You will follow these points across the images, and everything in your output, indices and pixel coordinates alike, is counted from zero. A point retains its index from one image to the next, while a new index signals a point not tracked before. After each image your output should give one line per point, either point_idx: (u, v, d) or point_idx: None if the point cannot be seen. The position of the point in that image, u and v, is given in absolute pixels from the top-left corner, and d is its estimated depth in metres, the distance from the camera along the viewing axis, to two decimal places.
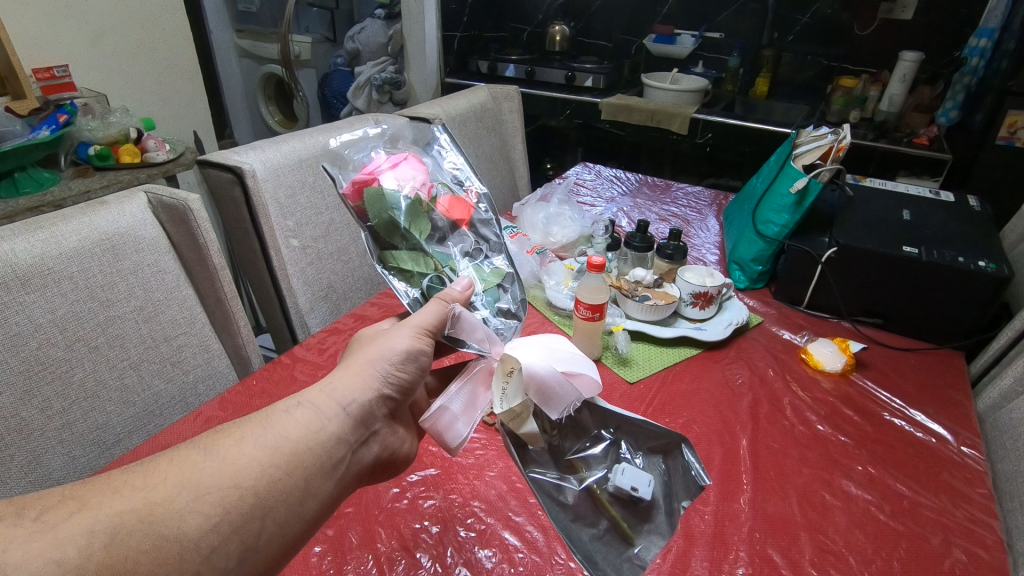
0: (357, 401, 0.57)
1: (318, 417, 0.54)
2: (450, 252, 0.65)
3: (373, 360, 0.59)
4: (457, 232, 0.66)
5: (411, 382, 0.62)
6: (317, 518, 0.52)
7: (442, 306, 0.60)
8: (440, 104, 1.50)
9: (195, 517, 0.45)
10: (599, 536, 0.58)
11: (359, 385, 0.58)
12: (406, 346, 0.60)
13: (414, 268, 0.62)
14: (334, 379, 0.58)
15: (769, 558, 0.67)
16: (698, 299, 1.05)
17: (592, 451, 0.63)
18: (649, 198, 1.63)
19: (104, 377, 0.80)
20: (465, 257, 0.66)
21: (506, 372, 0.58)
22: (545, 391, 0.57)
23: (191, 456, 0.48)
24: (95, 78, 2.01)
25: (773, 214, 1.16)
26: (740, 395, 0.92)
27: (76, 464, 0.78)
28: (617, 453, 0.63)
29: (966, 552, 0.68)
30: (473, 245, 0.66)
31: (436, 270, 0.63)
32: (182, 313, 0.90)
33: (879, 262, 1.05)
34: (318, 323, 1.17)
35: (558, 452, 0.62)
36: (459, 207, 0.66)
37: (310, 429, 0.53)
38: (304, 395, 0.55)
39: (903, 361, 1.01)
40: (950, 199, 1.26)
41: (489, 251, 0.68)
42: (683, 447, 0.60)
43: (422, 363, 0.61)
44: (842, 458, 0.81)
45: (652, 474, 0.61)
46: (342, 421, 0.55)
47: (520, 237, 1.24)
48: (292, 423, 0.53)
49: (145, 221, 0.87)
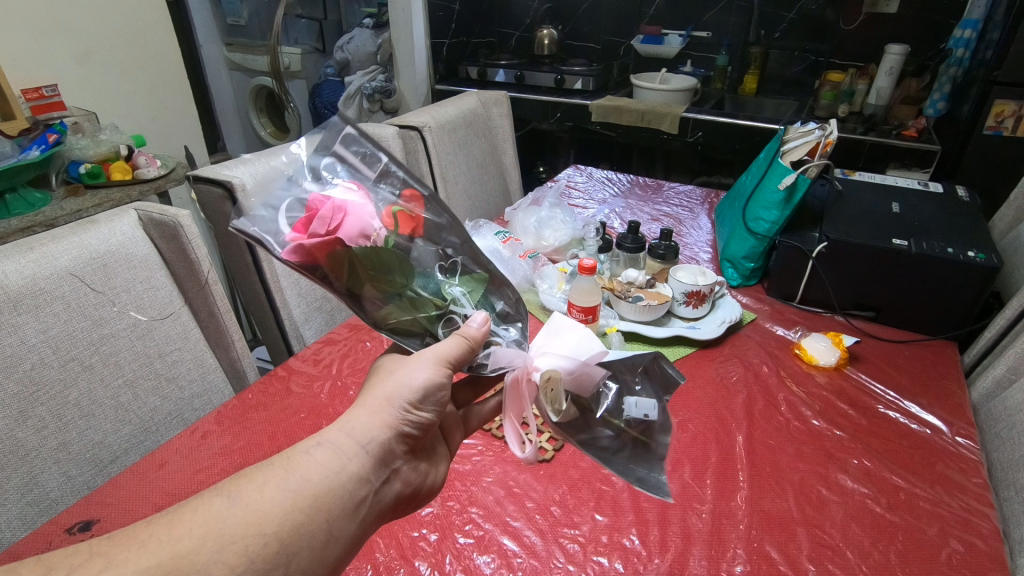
0: (376, 440, 0.55)
1: (338, 456, 0.53)
2: (434, 276, 0.57)
3: (390, 399, 0.57)
4: (418, 248, 0.56)
5: (432, 421, 0.59)
6: (342, 558, 0.52)
7: (463, 342, 0.56)
8: (429, 111, 1.51)
9: (219, 567, 0.44)
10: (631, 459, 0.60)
11: (377, 423, 0.56)
12: (424, 381, 0.56)
13: (414, 317, 0.57)
14: (352, 416, 0.56)
15: (766, 554, 0.67)
16: (691, 298, 1.06)
17: (608, 400, 0.62)
18: (641, 198, 1.64)
19: (98, 396, 0.80)
20: (444, 274, 0.58)
21: (546, 376, 0.60)
22: (579, 379, 0.61)
23: (213, 506, 0.48)
24: (86, 95, 2.02)
25: (763, 211, 1.17)
26: (735, 392, 0.93)
27: (74, 485, 0.78)
28: (622, 390, 0.63)
29: (962, 542, 0.68)
30: (443, 258, 0.58)
31: (439, 311, 0.58)
32: (178, 331, 0.91)
33: (868, 255, 1.06)
34: (313, 334, 1.18)
35: (588, 413, 0.62)
36: (407, 222, 0.55)
37: (332, 470, 0.52)
38: (323, 434, 0.55)
39: (897, 354, 1.02)
40: (938, 190, 1.27)
41: (458, 255, 0.58)
42: (660, 359, 0.65)
43: (442, 400, 0.59)
44: (837, 453, 0.81)
45: (651, 392, 0.63)
46: (362, 460, 0.54)
47: (511, 240, 1.25)
48: (314, 464, 0.52)
49: (136, 239, 0.87)
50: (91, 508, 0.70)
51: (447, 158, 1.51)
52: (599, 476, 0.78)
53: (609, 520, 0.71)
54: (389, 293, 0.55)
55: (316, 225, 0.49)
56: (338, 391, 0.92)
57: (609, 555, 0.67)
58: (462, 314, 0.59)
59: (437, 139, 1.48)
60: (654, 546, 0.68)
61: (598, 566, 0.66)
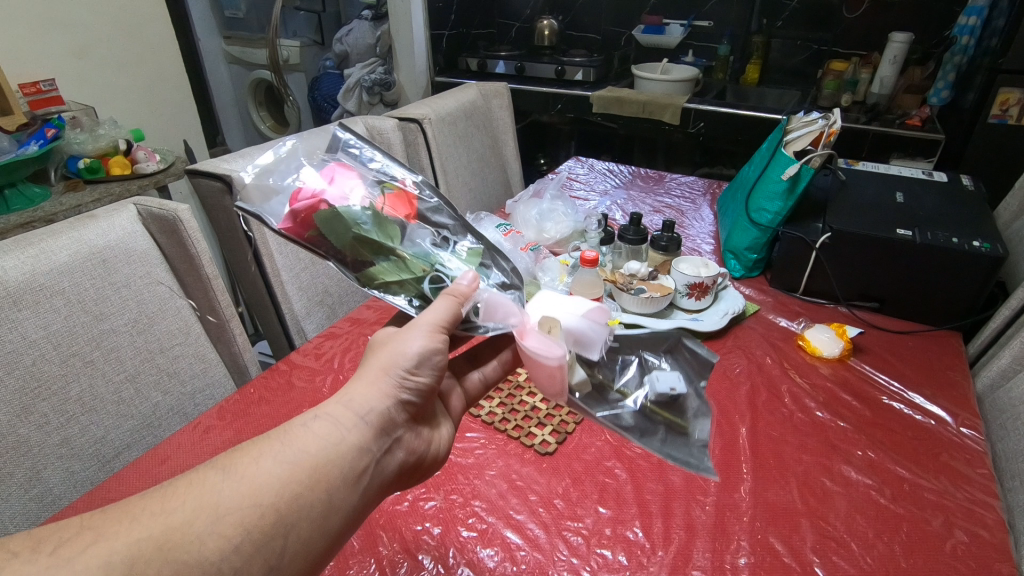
0: (374, 410, 0.55)
1: (336, 427, 0.53)
2: (424, 246, 0.57)
3: (387, 367, 0.56)
4: (410, 224, 0.57)
5: (432, 386, 0.58)
6: (342, 529, 0.51)
7: (454, 303, 0.55)
8: (429, 103, 1.49)
9: (213, 540, 0.44)
10: (665, 440, 0.60)
11: (375, 392, 0.55)
12: (420, 349, 0.55)
13: (403, 277, 0.56)
14: (351, 389, 0.56)
15: (771, 547, 0.67)
16: (694, 289, 1.05)
17: (625, 376, 0.64)
18: (642, 190, 1.63)
19: (100, 392, 0.80)
20: (436, 248, 0.58)
21: (545, 325, 0.58)
22: (582, 340, 0.59)
23: (207, 478, 0.47)
24: (84, 91, 2.01)
25: (766, 202, 1.15)
26: (738, 383, 0.92)
27: (76, 480, 0.78)
28: (643, 369, 0.65)
29: (967, 533, 0.68)
30: (435, 234, 0.58)
31: (426, 273, 0.57)
32: (177, 324, 0.90)
33: (872, 246, 1.05)
34: (314, 329, 1.17)
35: (604, 388, 0.62)
36: (403, 202, 0.57)
37: (330, 441, 0.52)
38: (321, 407, 0.54)
39: (901, 345, 1.01)
40: (942, 179, 1.26)
41: (452, 236, 0.60)
42: (684, 340, 0.74)
43: (440, 366, 0.57)
44: (842, 444, 0.81)
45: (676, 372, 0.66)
46: (361, 431, 0.54)
47: (512, 233, 1.23)
48: (311, 436, 0.52)
49: (135, 234, 0.87)
50: (95, 503, 0.71)
51: (447, 150, 1.50)
52: (601, 469, 0.77)
53: (612, 513, 0.71)
54: (377, 252, 0.54)
55: (303, 191, 0.52)
56: (340, 385, 0.92)
57: (612, 548, 0.67)
58: (450, 276, 0.57)
59: (437, 131, 1.47)
60: (658, 538, 0.68)
61: (601, 559, 0.66)
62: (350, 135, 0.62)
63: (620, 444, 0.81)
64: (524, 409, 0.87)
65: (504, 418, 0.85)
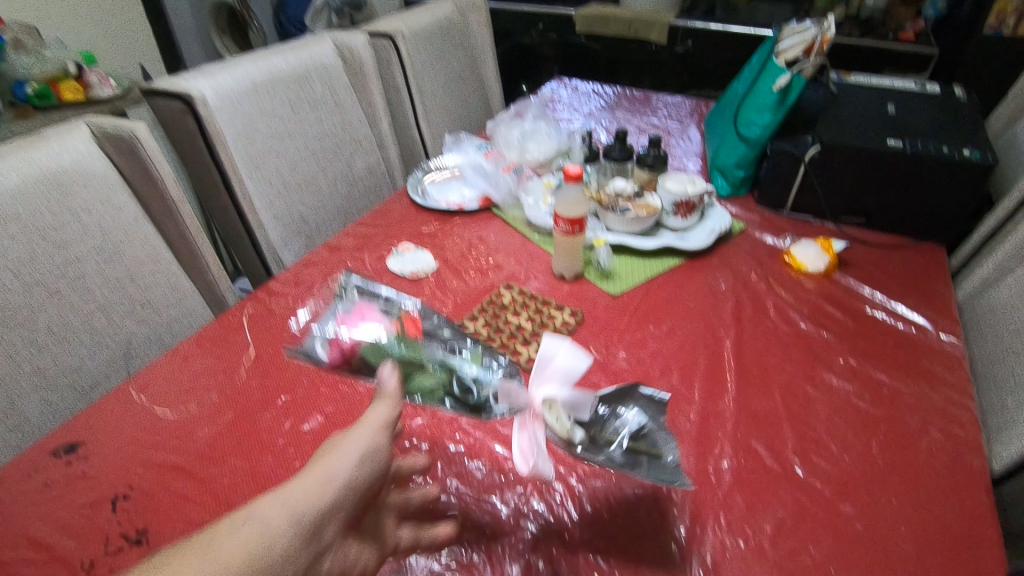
0: (313, 515, 0.42)
1: (267, 535, 0.39)
2: (440, 355, 0.66)
3: (325, 478, 0.44)
4: (424, 342, 0.66)
5: (369, 495, 0.48)
6: None
7: (389, 404, 0.52)
8: (402, 17, 1.40)
9: None
10: (651, 466, 0.58)
11: (314, 492, 0.43)
12: (359, 455, 0.47)
13: (431, 384, 0.63)
14: (282, 491, 0.42)
15: (753, 449, 0.69)
16: (680, 208, 1.03)
17: (599, 425, 0.63)
18: (628, 111, 1.57)
19: (70, 321, 0.77)
20: (449, 355, 0.67)
21: (547, 405, 0.60)
22: (573, 403, 0.60)
23: None
24: (26, 13, 1.86)
25: (755, 115, 1.11)
26: (724, 299, 0.92)
27: (55, 410, 0.76)
28: (610, 413, 0.64)
29: (942, 431, 0.70)
30: (446, 347, 0.68)
31: (449, 376, 0.64)
32: (147, 252, 0.86)
33: (862, 159, 1.02)
34: (293, 258, 1.14)
35: (594, 439, 0.62)
36: (412, 324, 0.68)
37: (258, 553, 0.38)
38: (246, 511, 0.40)
39: (887, 258, 1.01)
40: (935, 89, 1.22)
41: (460, 345, 0.70)
42: (638, 386, 0.66)
43: (381, 469, 0.49)
44: (824, 353, 0.82)
45: (638, 416, 0.63)
46: (297, 538, 0.41)
47: (495, 155, 1.21)
48: (235, 547, 0.38)
49: (92, 156, 0.81)
50: (76, 431, 0.70)
51: (423, 70, 1.42)
52: (587, 383, 0.78)
53: None
54: (405, 373, 0.62)
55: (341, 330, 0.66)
56: (321, 312, 0.90)
57: None
58: (470, 380, 0.65)
59: (412, 48, 1.39)
60: None
61: (588, 466, 0.67)
62: (386, 289, 0.82)
63: (605, 360, 0.81)
64: (509, 328, 0.86)
65: (490, 337, 0.85)
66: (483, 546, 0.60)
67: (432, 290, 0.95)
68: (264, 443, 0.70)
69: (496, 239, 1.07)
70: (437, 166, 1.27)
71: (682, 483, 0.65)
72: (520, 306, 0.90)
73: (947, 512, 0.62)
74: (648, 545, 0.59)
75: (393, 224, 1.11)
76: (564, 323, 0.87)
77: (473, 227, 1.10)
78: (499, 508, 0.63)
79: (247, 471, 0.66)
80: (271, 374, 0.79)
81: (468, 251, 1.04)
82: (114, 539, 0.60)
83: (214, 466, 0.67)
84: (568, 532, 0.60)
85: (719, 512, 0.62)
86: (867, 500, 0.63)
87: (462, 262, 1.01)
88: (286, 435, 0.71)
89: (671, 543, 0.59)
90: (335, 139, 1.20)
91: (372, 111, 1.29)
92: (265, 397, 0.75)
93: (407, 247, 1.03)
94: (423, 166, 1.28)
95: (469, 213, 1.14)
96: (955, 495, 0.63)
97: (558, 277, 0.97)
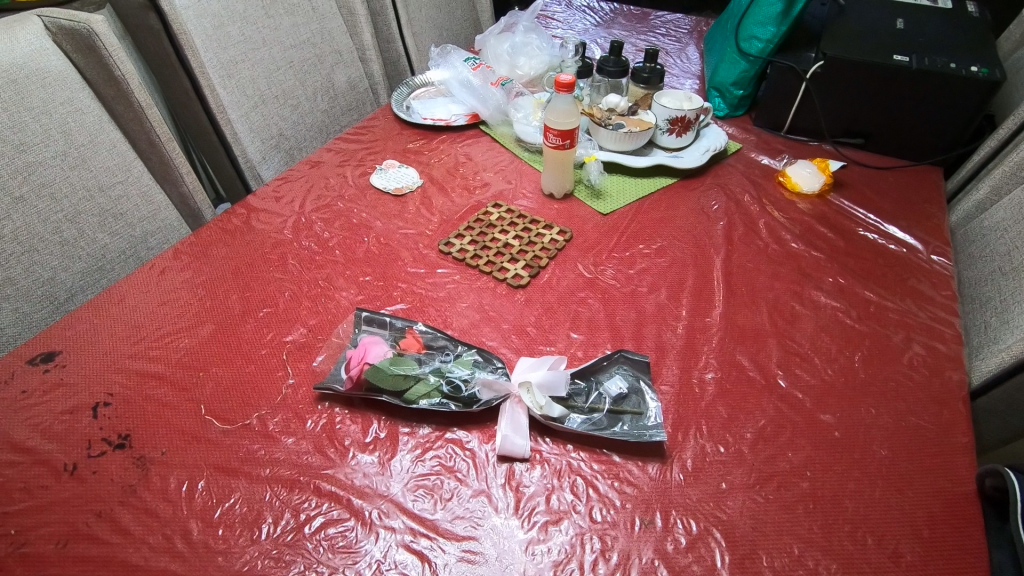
0: None
1: None
2: (434, 364, 0.65)
3: None
4: (424, 358, 0.66)
5: None
6: None
7: None
8: None
9: None
10: (634, 447, 0.60)
11: None
12: None
13: (426, 388, 0.62)
14: None
15: (737, 362, 0.69)
16: (675, 125, 0.99)
17: (585, 397, 0.63)
18: (625, 28, 1.49)
19: (38, 230, 0.74)
20: (444, 361, 0.66)
21: (522, 387, 0.61)
22: (550, 385, 0.61)
23: None
24: None
25: (758, 28, 1.06)
26: (715, 219, 0.90)
27: (30, 321, 0.74)
28: (595, 383, 0.65)
29: (925, 346, 0.70)
30: (440, 355, 0.66)
31: (443, 379, 0.63)
32: (114, 160, 0.82)
33: (866, 75, 0.98)
34: (271, 175, 1.10)
35: (577, 410, 0.62)
36: (414, 343, 0.67)
37: None
38: None
39: (882, 181, 0.99)
40: (947, 5, 1.15)
41: (455, 347, 0.68)
42: (625, 349, 0.69)
43: None
44: (813, 272, 0.81)
45: (624, 381, 0.65)
46: None
47: (483, 67, 1.14)
48: None
49: (47, 51, 0.76)
50: (53, 341, 0.68)
51: None
52: (575, 299, 0.77)
53: (585, 337, 0.72)
54: (404, 395, 0.62)
55: (353, 360, 0.63)
56: (303, 227, 0.87)
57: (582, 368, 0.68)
58: (464, 379, 0.64)
59: None
60: None
61: None
62: None
63: (593, 277, 0.80)
64: (496, 246, 0.84)
65: (474, 254, 0.83)
66: (467, 450, 0.60)
67: (417, 207, 0.92)
68: (246, 354, 0.69)
69: (484, 158, 1.03)
70: (421, 82, 1.21)
71: (666, 394, 0.65)
72: (507, 224, 0.88)
73: (923, 422, 0.63)
74: (630, 452, 0.60)
75: (376, 140, 1.06)
76: (552, 241, 0.85)
77: (459, 145, 1.06)
78: (483, 415, 0.63)
79: (229, 380, 0.65)
80: (251, 288, 0.77)
81: (454, 169, 1.00)
82: (96, 443, 0.59)
83: (195, 375, 0.66)
84: (551, 439, 0.61)
85: (701, 421, 0.63)
86: (847, 410, 0.64)
87: (448, 179, 0.98)
88: (268, 346, 0.69)
89: (653, 449, 0.60)
90: (313, 50, 1.13)
91: (352, 20, 1.22)
92: (246, 309, 0.74)
93: (391, 164, 1.00)
94: (407, 82, 1.21)
95: (456, 131, 1.10)
96: (933, 406, 0.64)
97: (547, 195, 0.95)
